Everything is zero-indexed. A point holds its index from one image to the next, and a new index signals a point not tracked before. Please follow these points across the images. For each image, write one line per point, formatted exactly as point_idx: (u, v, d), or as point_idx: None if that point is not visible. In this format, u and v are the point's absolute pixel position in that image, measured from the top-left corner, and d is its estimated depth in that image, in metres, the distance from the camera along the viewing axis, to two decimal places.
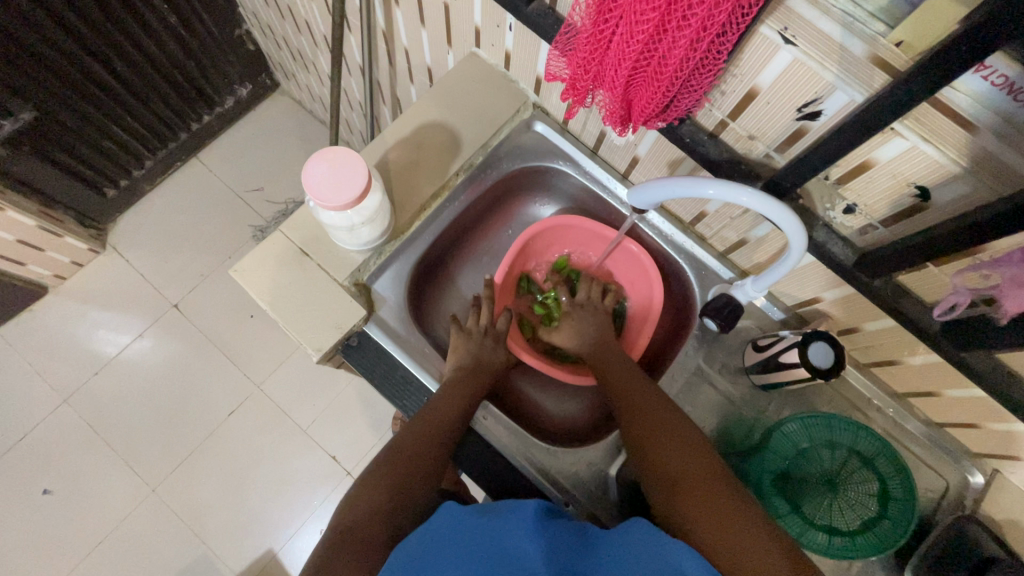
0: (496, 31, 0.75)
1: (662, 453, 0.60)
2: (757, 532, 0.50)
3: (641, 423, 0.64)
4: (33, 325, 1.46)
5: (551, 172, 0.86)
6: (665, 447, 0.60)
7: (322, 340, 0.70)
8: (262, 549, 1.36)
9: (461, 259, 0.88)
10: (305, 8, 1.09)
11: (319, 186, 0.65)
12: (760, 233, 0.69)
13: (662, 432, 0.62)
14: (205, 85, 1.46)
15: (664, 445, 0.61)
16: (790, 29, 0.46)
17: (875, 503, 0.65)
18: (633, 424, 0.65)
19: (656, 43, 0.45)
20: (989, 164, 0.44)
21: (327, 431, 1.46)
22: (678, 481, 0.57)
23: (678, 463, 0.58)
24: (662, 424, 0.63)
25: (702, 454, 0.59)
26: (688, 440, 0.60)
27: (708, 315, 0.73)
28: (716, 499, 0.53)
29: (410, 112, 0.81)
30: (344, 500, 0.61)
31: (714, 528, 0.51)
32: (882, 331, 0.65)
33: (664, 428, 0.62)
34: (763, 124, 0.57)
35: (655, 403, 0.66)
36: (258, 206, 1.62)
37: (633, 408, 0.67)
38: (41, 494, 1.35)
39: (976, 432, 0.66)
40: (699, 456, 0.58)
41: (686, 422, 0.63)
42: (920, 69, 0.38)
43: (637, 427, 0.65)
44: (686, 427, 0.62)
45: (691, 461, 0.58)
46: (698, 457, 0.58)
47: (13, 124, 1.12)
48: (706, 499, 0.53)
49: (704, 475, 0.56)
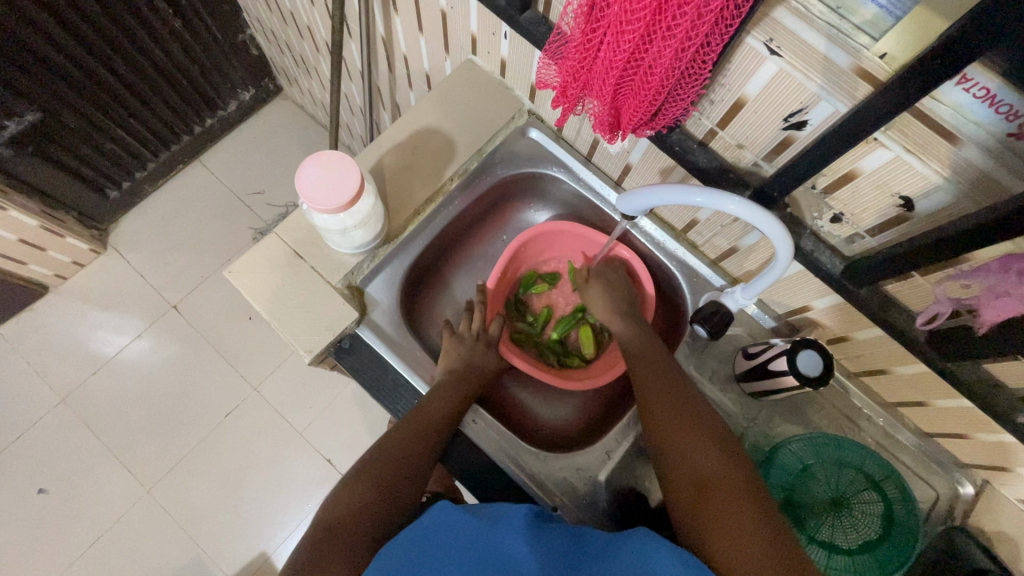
0: (492, 38, 0.76)
1: (677, 445, 0.60)
2: (754, 531, 0.49)
3: (660, 413, 0.64)
4: (33, 324, 1.47)
5: (545, 178, 0.87)
6: (680, 439, 0.61)
7: (314, 341, 0.71)
8: (255, 552, 1.36)
9: (455, 264, 0.89)
10: (307, 14, 1.11)
11: (312, 188, 0.66)
12: (750, 241, 0.70)
13: (678, 423, 0.62)
14: (208, 88, 1.48)
15: (679, 437, 0.61)
16: (775, 40, 0.47)
17: (878, 525, 0.65)
18: (654, 417, 0.65)
19: (642, 52, 0.46)
20: (971, 174, 0.44)
21: (322, 434, 1.46)
22: (690, 474, 0.57)
23: (691, 456, 0.58)
24: (679, 415, 0.63)
25: (716, 447, 0.58)
26: (705, 432, 0.60)
27: (697, 322, 0.73)
28: (721, 496, 0.53)
29: (406, 117, 0.82)
30: (331, 501, 0.61)
31: (715, 527, 0.51)
32: (872, 340, 0.66)
33: (687, 422, 0.62)
34: (750, 133, 0.57)
35: (676, 395, 0.65)
36: (258, 209, 1.63)
37: (652, 401, 0.66)
38: (36, 494, 1.36)
39: (966, 443, 0.66)
40: (713, 448, 0.58)
41: (710, 417, 0.62)
42: (899, 79, 0.39)
43: (659, 421, 0.64)
44: (706, 418, 0.62)
45: (703, 454, 0.58)
46: (711, 449, 0.58)
47: (18, 125, 1.13)
48: (709, 497, 0.54)
49: (712, 470, 0.56)
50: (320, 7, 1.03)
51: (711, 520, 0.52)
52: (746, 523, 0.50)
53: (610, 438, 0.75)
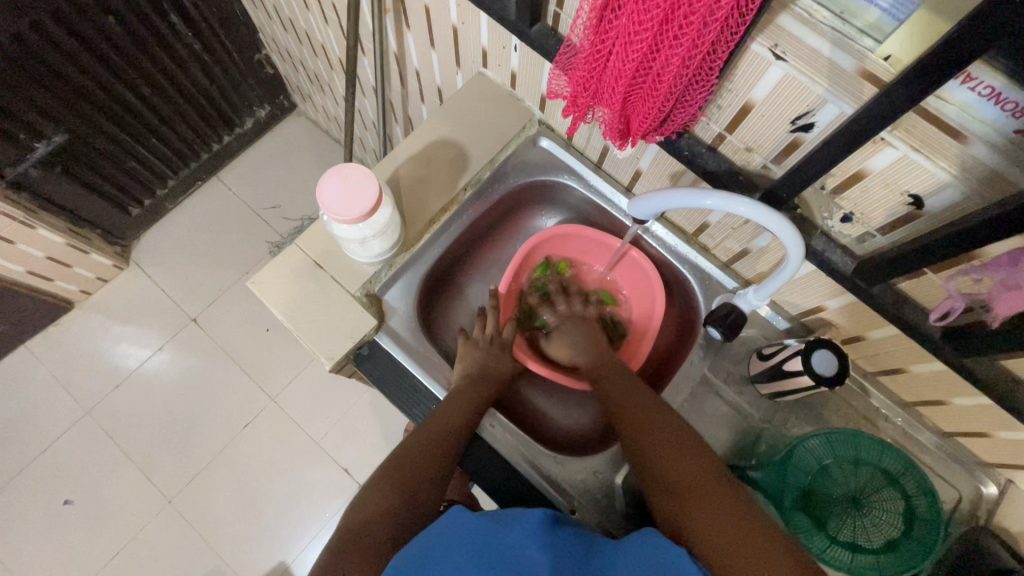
0: (503, 52, 0.78)
1: (658, 455, 0.61)
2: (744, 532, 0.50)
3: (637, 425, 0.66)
4: (59, 339, 1.50)
5: (557, 185, 0.88)
6: (664, 448, 0.61)
7: (334, 348, 0.73)
8: (274, 562, 1.38)
9: (470, 272, 0.91)
10: (322, 32, 1.14)
11: (332, 200, 0.68)
12: (761, 243, 0.71)
13: (660, 434, 0.63)
14: (225, 107, 1.52)
15: (658, 445, 0.62)
16: (779, 45, 0.48)
17: (900, 522, 0.64)
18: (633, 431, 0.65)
19: (650, 62, 0.47)
20: (980, 172, 0.45)
21: (340, 444, 1.48)
22: (678, 482, 0.57)
23: (678, 467, 0.59)
24: (655, 430, 0.64)
25: (695, 457, 0.59)
26: (683, 442, 0.61)
27: (711, 324, 0.73)
28: (705, 502, 0.54)
29: (420, 131, 0.85)
30: (354, 503, 0.63)
31: (703, 529, 0.52)
32: (886, 339, 0.66)
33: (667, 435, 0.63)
34: (759, 136, 0.58)
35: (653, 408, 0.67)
36: (275, 223, 1.67)
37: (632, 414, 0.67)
38: (62, 505, 1.38)
39: (986, 441, 0.66)
40: (693, 459, 0.59)
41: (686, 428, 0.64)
42: (901, 82, 0.40)
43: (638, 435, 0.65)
44: (678, 429, 0.64)
45: (681, 464, 0.59)
46: (700, 463, 0.59)
47: (47, 147, 1.17)
48: (709, 507, 0.54)
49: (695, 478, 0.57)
50: (334, 26, 1.07)
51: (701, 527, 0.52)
52: (737, 527, 0.51)
53: None
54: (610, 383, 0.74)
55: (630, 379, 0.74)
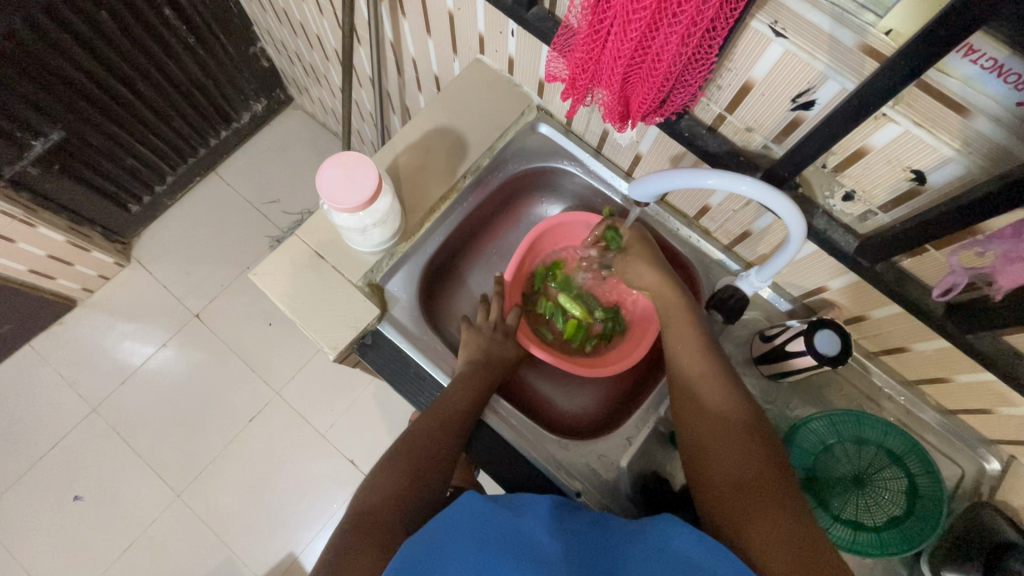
0: (499, 37, 0.77)
1: (709, 448, 0.59)
2: (796, 539, 0.48)
3: (689, 413, 0.63)
4: (62, 337, 1.51)
5: (556, 172, 0.88)
6: (720, 444, 0.58)
7: (337, 338, 0.73)
8: (284, 553, 1.39)
9: (471, 260, 0.91)
10: (316, 23, 1.13)
11: (332, 188, 0.68)
12: (762, 224, 0.70)
13: (718, 426, 0.60)
14: (222, 100, 1.51)
15: (717, 441, 0.59)
16: (779, 22, 0.48)
17: (903, 500, 0.65)
18: (693, 422, 0.62)
19: (648, 41, 0.47)
20: (983, 146, 0.45)
21: (345, 436, 1.49)
22: (738, 479, 0.55)
23: (738, 466, 0.56)
24: (709, 409, 0.62)
25: (750, 448, 0.57)
26: (736, 431, 0.59)
27: (713, 308, 0.75)
28: (761, 504, 0.52)
29: (417, 119, 0.84)
30: (360, 491, 0.63)
31: (752, 528, 0.50)
32: (889, 318, 0.66)
33: (725, 428, 0.59)
34: (760, 116, 0.58)
35: (715, 390, 0.63)
36: (275, 217, 1.67)
37: (694, 399, 0.63)
38: (72, 501, 1.39)
39: (989, 418, 0.66)
40: (746, 451, 0.57)
41: (750, 418, 0.60)
42: (901, 57, 0.40)
43: (696, 428, 0.61)
44: (735, 412, 0.60)
45: (741, 460, 0.56)
46: (759, 462, 0.56)
47: (43, 144, 1.17)
48: (762, 509, 0.51)
49: (748, 473, 0.55)
50: (329, 16, 1.06)
51: (754, 522, 0.50)
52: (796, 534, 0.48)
53: (631, 424, 0.76)
54: (671, 326, 0.71)
55: (691, 322, 0.70)
